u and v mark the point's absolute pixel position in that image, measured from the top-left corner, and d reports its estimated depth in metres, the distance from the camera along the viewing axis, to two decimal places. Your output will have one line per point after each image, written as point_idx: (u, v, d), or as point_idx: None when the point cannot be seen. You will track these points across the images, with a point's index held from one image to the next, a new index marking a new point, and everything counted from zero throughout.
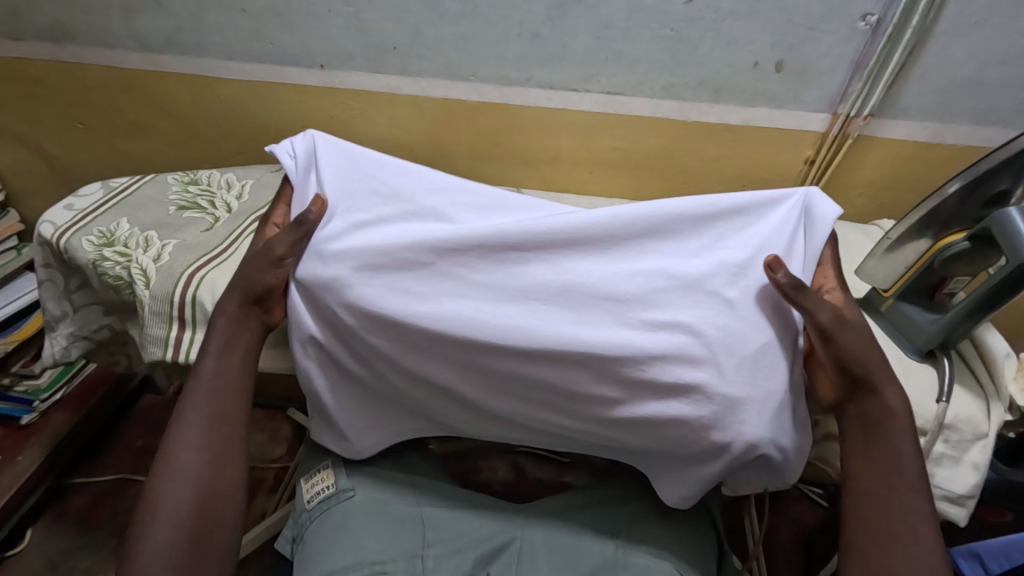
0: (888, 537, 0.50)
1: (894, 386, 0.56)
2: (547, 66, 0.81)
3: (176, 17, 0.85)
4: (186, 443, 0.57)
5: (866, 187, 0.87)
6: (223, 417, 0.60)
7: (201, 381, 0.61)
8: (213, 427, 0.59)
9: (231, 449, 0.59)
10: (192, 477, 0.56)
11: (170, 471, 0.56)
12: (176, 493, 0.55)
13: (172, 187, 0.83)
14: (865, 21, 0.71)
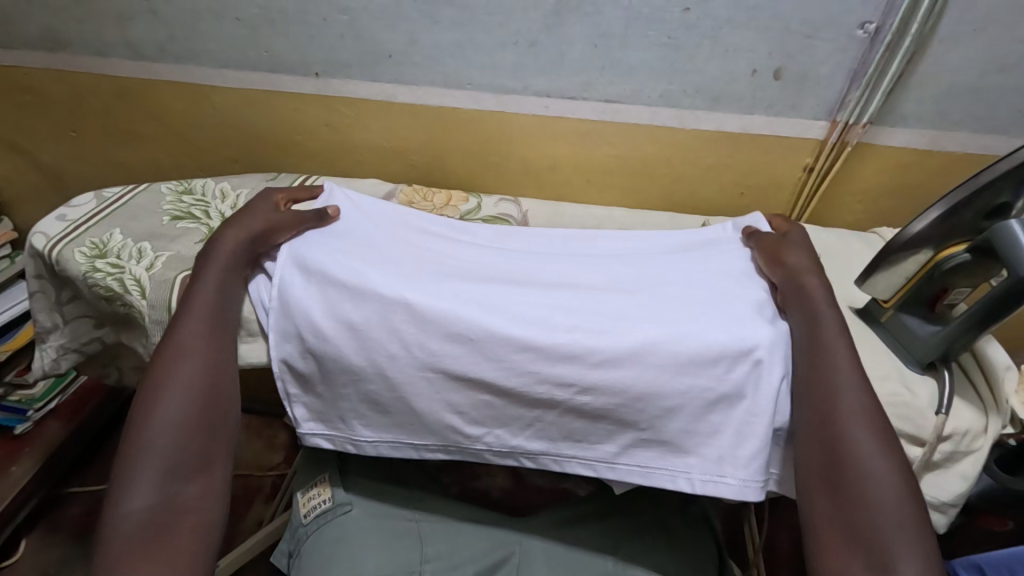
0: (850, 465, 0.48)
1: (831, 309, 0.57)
2: (543, 74, 0.81)
3: (169, 25, 0.84)
4: (183, 364, 0.55)
5: (865, 194, 0.87)
6: (218, 334, 0.58)
7: (196, 298, 0.59)
8: (210, 343, 0.57)
9: (228, 365, 0.58)
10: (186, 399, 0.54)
11: (163, 385, 0.54)
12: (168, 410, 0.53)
13: (165, 197, 0.82)
14: (863, 29, 0.71)
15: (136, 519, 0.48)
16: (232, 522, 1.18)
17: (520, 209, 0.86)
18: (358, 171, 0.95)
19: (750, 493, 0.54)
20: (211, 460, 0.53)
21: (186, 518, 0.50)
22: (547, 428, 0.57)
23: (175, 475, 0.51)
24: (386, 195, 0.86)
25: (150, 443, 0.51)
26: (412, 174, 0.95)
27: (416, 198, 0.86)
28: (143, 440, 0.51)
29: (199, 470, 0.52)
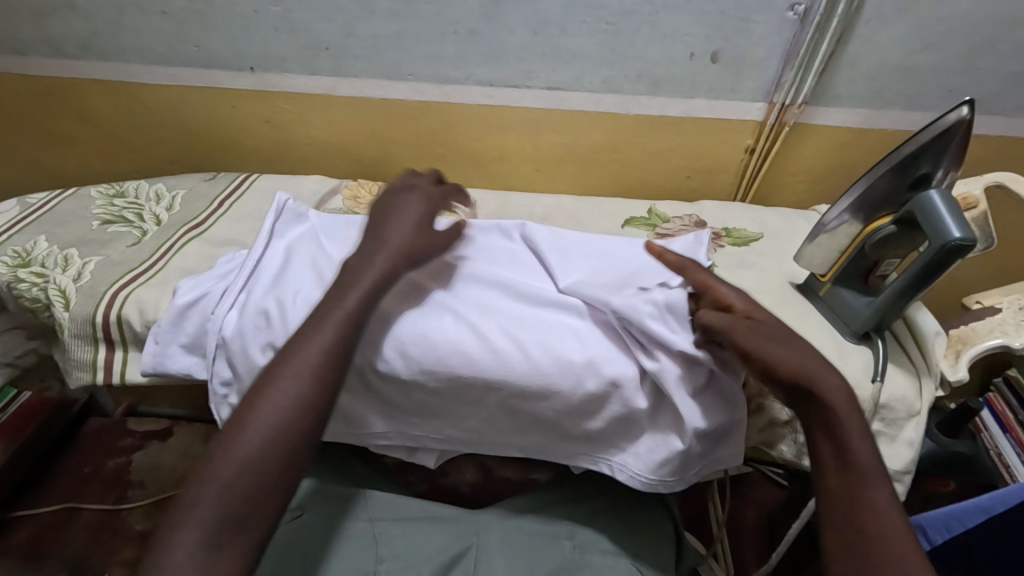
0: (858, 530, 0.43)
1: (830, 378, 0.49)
2: (485, 63, 0.80)
3: (91, 21, 0.80)
4: (295, 381, 0.48)
5: (804, 173, 0.89)
6: (328, 374, 0.49)
7: (327, 318, 0.51)
8: (321, 381, 0.49)
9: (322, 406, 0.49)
10: (272, 422, 0.46)
11: (255, 408, 0.47)
12: (246, 443, 0.45)
13: (96, 201, 0.79)
14: (793, 10, 0.72)
15: (182, 557, 0.41)
16: None
17: (468, 201, 0.85)
18: (304, 168, 0.93)
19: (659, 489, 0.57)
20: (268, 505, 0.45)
21: (224, 558, 0.42)
22: (463, 387, 0.57)
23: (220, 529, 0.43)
24: (330, 191, 0.84)
25: (210, 485, 0.44)
26: (359, 170, 0.93)
27: (360, 194, 0.84)
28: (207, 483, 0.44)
29: (255, 518, 0.44)
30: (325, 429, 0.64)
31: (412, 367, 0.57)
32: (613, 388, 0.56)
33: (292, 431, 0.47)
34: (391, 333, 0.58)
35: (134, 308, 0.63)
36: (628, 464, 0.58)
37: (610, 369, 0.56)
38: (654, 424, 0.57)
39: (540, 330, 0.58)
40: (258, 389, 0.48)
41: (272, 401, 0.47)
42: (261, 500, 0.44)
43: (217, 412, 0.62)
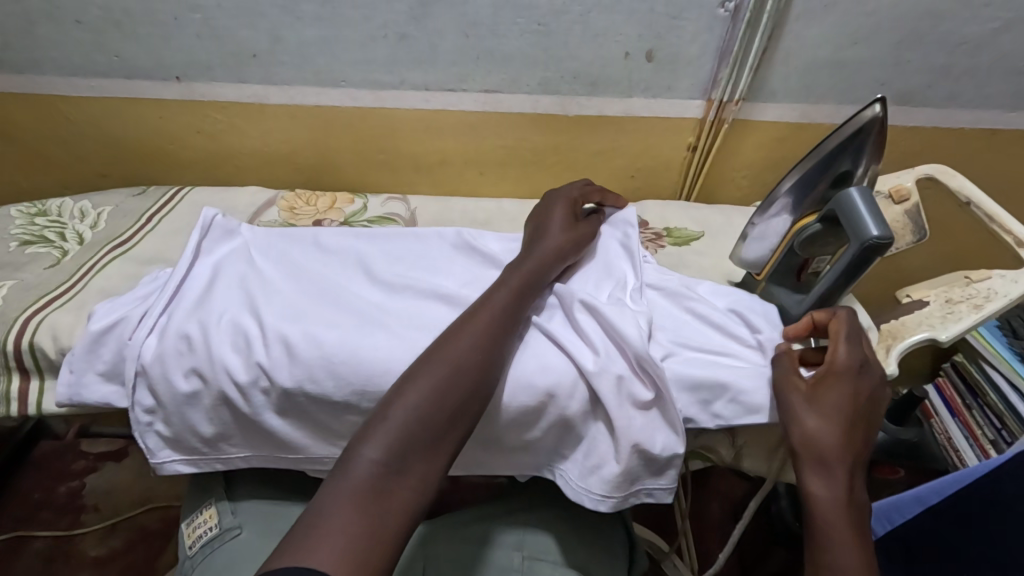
0: None
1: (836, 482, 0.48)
2: (418, 67, 0.78)
3: (1, 32, 0.76)
4: (471, 336, 0.53)
5: (747, 170, 0.89)
6: (507, 332, 0.56)
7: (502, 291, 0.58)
8: (494, 337, 0.54)
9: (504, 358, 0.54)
10: (446, 370, 0.51)
11: (416, 374, 0.51)
12: (423, 384, 0.50)
13: (16, 221, 0.76)
14: (724, 7, 0.72)
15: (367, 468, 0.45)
16: (147, 558, 1.11)
17: (408, 207, 0.83)
18: (241, 178, 0.90)
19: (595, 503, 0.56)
20: (444, 455, 0.49)
21: (399, 487, 0.46)
22: None
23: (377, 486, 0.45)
24: (266, 202, 0.82)
25: (373, 447, 0.46)
26: (300, 179, 0.91)
27: (297, 203, 0.82)
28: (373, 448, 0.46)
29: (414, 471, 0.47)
30: (259, 454, 0.62)
31: (343, 389, 0.56)
32: (548, 399, 0.55)
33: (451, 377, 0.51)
34: (318, 354, 0.56)
35: (47, 335, 0.60)
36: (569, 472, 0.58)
37: (544, 377, 0.55)
38: (589, 429, 0.57)
39: None
40: (441, 340, 0.53)
41: (436, 362, 0.51)
42: (438, 438, 0.49)
43: (143, 440, 0.60)
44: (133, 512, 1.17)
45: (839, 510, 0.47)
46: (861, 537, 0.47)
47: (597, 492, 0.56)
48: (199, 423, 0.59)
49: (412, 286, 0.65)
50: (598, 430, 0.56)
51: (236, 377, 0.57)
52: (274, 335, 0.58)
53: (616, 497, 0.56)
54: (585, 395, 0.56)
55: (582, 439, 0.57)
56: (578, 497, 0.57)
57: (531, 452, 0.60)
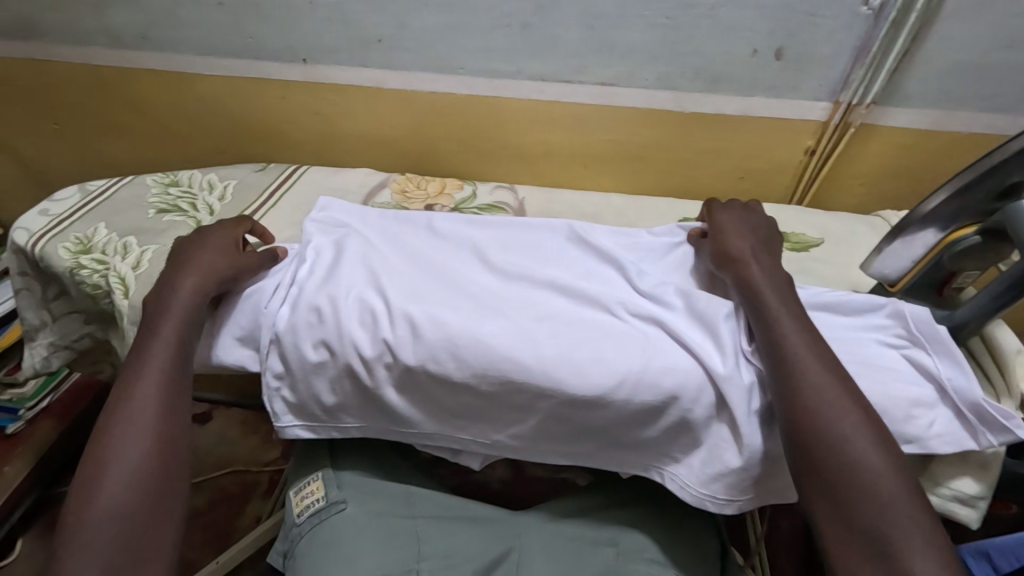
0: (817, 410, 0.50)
1: (769, 277, 0.59)
2: (537, 57, 0.78)
3: (148, 12, 0.81)
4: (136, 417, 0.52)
5: (867, 177, 0.85)
6: (167, 418, 0.53)
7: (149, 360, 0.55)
8: (160, 418, 0.53)
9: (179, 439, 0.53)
10: (126, 460, 0.50)
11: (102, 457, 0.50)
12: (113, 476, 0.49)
13: (151, 189, 0.81)
14: (867, 5, 0.69)
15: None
16: (228, 518, 1.17)
17: (516, 197, 0.84)
18: (347, 161, 0.93)
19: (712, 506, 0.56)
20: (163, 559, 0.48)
21: None
22: (512, 390, 0.57)
23: (146, 508, 0.49)
24: (378, 184, 0.84)
25: (114, 469, 0.50)
26: (405, 164, 0.92)
27: (408, 187, 0.84)
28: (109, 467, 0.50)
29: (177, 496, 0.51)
30: (373, 426, 0.64)
31: (466, 371, 0.57)
32: (673, 400, 0.54)
33: (151, 474, 0.50)
34: (444, 335, 0.57)
35: None
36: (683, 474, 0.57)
37: (671, 376, 0.54)
38: (711, 433, 0.55)
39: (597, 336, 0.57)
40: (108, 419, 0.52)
41: (108, 449, 0.50)
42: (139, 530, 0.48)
43: (269, 404, 0.63)
44: (217, 472, 1.23)
45: (787, 306, 0.57)
46: (803, 324, 0.55)
47: (720, 496, 0.56)
48: (324, 393, 0.61)
49: (529, 273, 0.65)
50: (720, 435, 0.55)
51: (363, 351, 0.58)
52: (400, 313, 0.59)
53: (737, 502, 0.56)
54: (711, 398, 0.55)
55: (699, 443, 0.56)
56: (700, 502, 0.56)
57: (644, 451, 0.59)
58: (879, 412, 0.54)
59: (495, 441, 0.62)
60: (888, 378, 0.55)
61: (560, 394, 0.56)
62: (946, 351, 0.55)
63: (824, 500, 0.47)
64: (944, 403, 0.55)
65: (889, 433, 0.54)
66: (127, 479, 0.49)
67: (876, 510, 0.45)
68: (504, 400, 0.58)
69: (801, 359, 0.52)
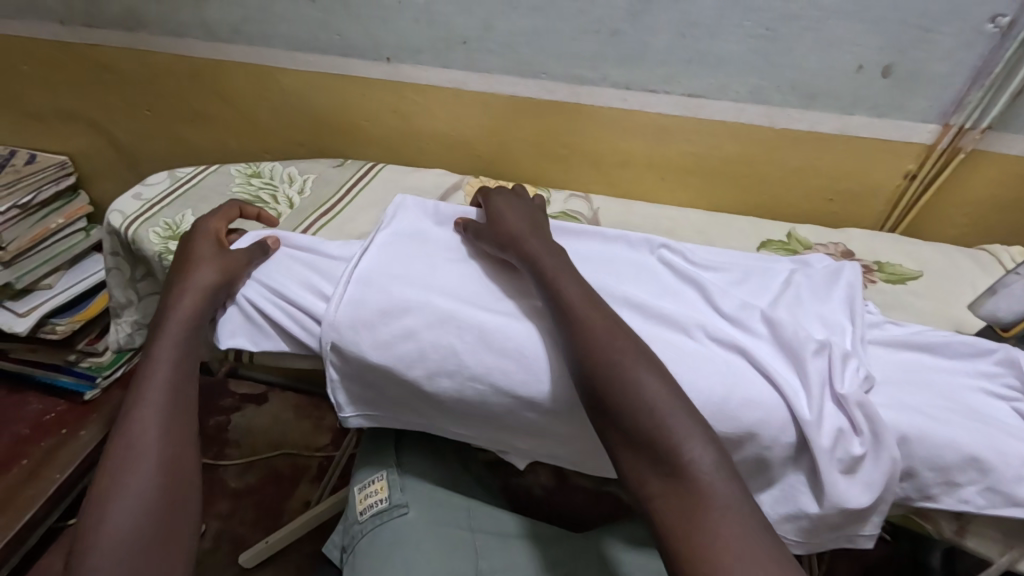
0: (608, 363, 0.49)
1: (536, 242, 0.62)
2: (624, 65, 0.76)
3: (245, 7, 0.84)
4: (144, 423, 0.51)
5: (973, 207, 0.78)
6: (177, 421, 0.53)
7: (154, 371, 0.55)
8: (169, 425, 0.52)
9: (186, 444, 0.53)
10: (139, 469, 0.49)
11: (114, 474, 0.49)
12: (128, 486, 0.48)
13: (235, 179, 0.83)
14: (994, 22, 0.63)
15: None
16: (279, 499, 1.20)
17: (591, 206, 0.82)
18: (420, 160, 0.93)
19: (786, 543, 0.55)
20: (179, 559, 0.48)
21: None
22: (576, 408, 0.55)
23: (159, 528, 0.47)
24: (452, 186, 0.84)
25: (123, 493, 0.48)
26: (476, 167, 0.92)
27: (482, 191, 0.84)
28: (125, 478, 0.49)
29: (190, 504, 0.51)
30: (432, 425, 0.63)
31: (533, 383, 0.55)
32: (749, 436, 0.52)
33: (162, 479, 0.49)
34: (513, 344, 0.56)
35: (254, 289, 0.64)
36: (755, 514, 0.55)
37: (748, 416, 0.51)
38: (785, 476, 0.53)
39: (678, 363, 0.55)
40: (114, 435, 0.51)
41: (118, 461, 0.49)
42: (159, 535, 0.47)
43: (333, 394, 0.63)
44: (271, 453, 1.27)
45: (558, 268, 0.58)
46: (580, 286, 0.56)
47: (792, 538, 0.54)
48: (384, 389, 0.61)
49: (605, 286, 0.63)
50: (797, 477, 0.52)
51: (426, 356, 0.57)
52: (468, 321, 0.58)
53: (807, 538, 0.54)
54: (793, 439, 0.51)
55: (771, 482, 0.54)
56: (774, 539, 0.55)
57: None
58: (987, 469, 0.49)
59: (556, 458, 0.60)
60: (998, 431, 0.51)
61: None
62: None
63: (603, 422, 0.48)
64: None
65: (996, 492, 0.49)
66: (135, 495, 0.48)
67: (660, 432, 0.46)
68: (569, 418, 0.56)
69: (587, 319, 0.53)
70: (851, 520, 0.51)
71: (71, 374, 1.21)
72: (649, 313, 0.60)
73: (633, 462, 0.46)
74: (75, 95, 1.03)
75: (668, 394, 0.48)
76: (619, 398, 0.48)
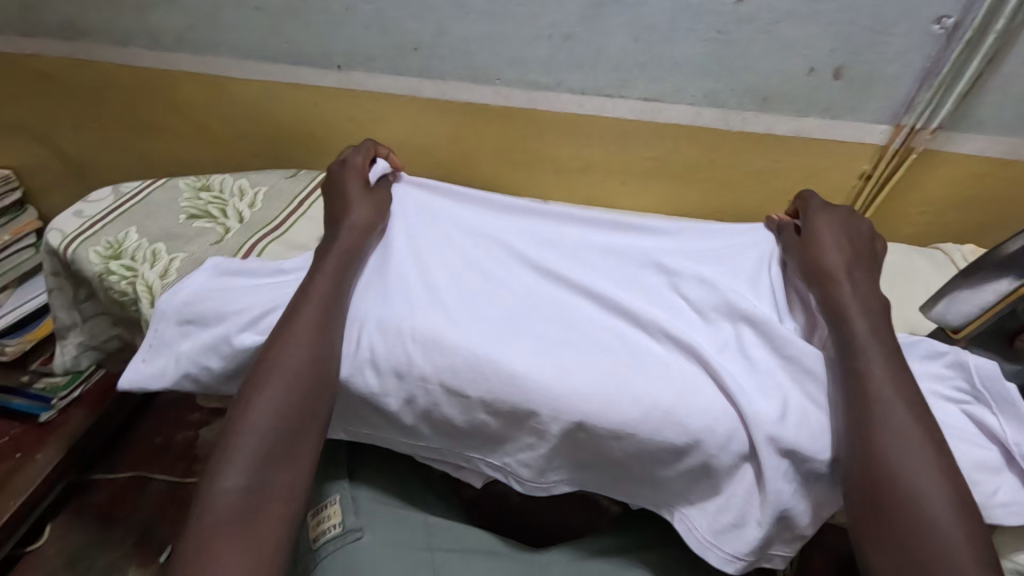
0: (915, 438, 0.46)
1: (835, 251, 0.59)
2: (579, 70, 0.75)
3: (189, 14, 0.81)
4: (289, 353, 0.53)
5: (927, 206, 0.79)
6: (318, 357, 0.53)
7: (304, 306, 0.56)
8: (310, 355, 0.53)
9: (324, 379, 0.53)
10: (274, 396, 0.51)
11: (252, 389, 0.51)
12: (261, 407, 0.50)
13: (183, 193, 0.80)
14: (940, 23, 0.63)
15: (225, 496, 0.46)
16: None
17: None
18: None
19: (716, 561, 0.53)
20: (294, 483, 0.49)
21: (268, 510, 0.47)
22: (521, 422, 0.54)
23: (279, 452, 0.49)
24: None
25: (257, 409, 0.50)
26: (435, 174, 0.90)
27: None
28: (266, 373, 0.52)
29: (309, 444, 0.51)
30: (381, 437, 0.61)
31: (480, 391, 0.54)
32: (695, 445, 0.51)
33: (292, 406, 0.51)
34: (466, 354, 0.54)
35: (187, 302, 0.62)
36: (696, 520, 0.54)
37: (696, 426, 0.51)
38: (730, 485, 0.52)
39: (630, 374, 0.54)
40: (265, 354, 0.54)
41: (265, 379, 0.52)
42: (281, 459, 0.49)
43: None
44: None
45: (870, 309, 0.54)
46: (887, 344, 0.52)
47: (728, 551, 0.52)
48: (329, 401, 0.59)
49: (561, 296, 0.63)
50: (740, 486, 0.52)
51: (375, 370, 0.56)
52: (416, 333, 0.56)
53: (745, 560, 0.51)
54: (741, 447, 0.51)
55: (716, 491, 0.53)
56: (702, 550, 0.53)
57: (660, 492, 0.56)
58: None
59: (504, 468, 0.58)
60: (948, 437, 0.50)
61: (576, 416, 0.52)
62: (1015, 413, 0.50)
63: (846, 374, 0.51)
64: (1012, 470, 0.49)
65: None
66: (264, 414, 0.50)
67: (887, 473, 0.45)
68: (513, 423, 0.55)
69: (883, 390, 0.49)
70: (784, 524, 0.51)
71: (23, 397, 1.16)
72: (603, 319, 0.59)
73: (875, 535, 0.45)
74: (18, 107, 0.99)
75: (937, 462, 0.45)
76: (872, 474, 0.46)
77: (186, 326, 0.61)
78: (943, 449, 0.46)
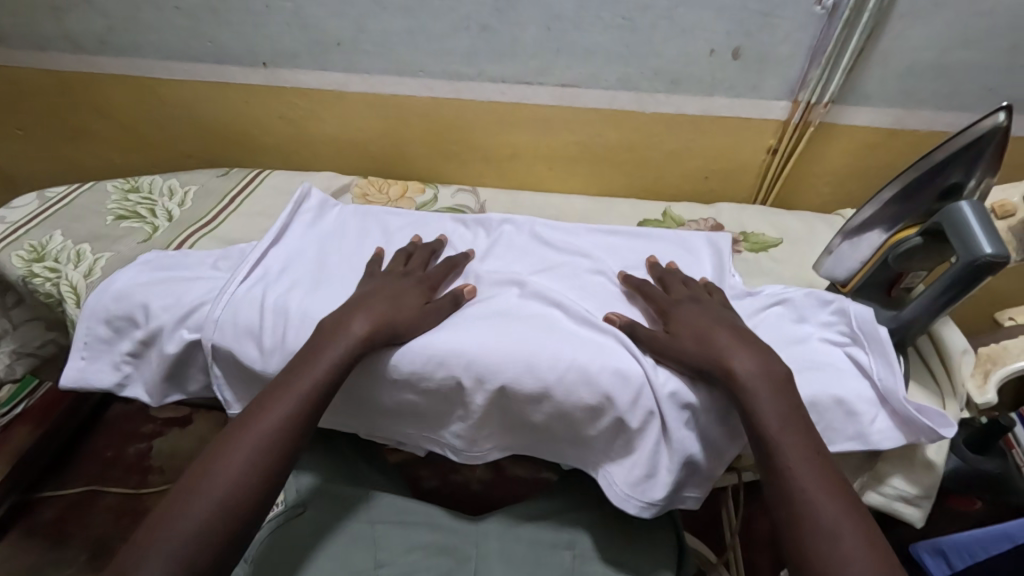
0: (832, 498, 0.44)
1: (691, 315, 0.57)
2: (498, 59, 0.78)
3: (107, 15, 0.80)
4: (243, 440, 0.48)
5: (829, 176, 0.85)
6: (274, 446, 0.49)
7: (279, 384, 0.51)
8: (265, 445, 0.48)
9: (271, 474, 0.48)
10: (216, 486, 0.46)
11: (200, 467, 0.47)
12: (203, 492, 0.46)
13: (111, 196, 0.80)
14: (821, 5, 0.68)
15: None
16: None
17: (477, 200, 0.85)
18: (313, 163, 0.93)
19: (630, 505, 0.55)
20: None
21: None
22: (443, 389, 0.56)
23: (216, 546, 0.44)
24: (342, 187, 0.85)
25: (200, 492, 0.46)
26: (368, 166, 0.93)
27: (369, 190, 0.85)
28: (221, 453, 0.48)
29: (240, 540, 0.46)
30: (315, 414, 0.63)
31: (403, 359, 0.56)
32: (606, 401, 0.54)
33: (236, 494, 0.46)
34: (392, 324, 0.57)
35: (116, 298, 0.63)
36: (613, 474, 0.57)
37: (605, 381, 0.54)
38: (640, 439, 0.54)
39: (547, 338, 0.57)
40: (223, 432, 0.49)
41: (216, 461, 0.47)
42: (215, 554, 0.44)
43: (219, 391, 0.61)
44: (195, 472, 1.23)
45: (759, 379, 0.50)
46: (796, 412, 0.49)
47: (643, 499, 0.54)
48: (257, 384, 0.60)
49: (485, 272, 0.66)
50: (650, 438, 0.54)
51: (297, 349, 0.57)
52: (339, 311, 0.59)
53: (660, 505, 0.54)
54: (648, 403, 0.54)
55: (632, 441, 0.55)
56: (623, 501, 0.55)
57: (584, 449, 0.58)
58: (821, 411, 0.54)
59: (440, 440, 0.61)
60: (833, 377, 0.55)
61: (503, 344, 0.56)
62: (882, 353, 0.55)
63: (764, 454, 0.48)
64: (883, 407, 0.54)
65: (831, 432, 0.54)
66: (204, 500, 0.45)
67: (814, 535, 0.43)
68: (445, 398, 0.58)
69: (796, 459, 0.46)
70: (691, 468, 0.55)
71: None
72: (519, 288, 0.63)
73: None
74: None
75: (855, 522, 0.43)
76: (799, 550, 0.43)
77: (116, 323, 0.62)
78: (860, 505, 0.44)
